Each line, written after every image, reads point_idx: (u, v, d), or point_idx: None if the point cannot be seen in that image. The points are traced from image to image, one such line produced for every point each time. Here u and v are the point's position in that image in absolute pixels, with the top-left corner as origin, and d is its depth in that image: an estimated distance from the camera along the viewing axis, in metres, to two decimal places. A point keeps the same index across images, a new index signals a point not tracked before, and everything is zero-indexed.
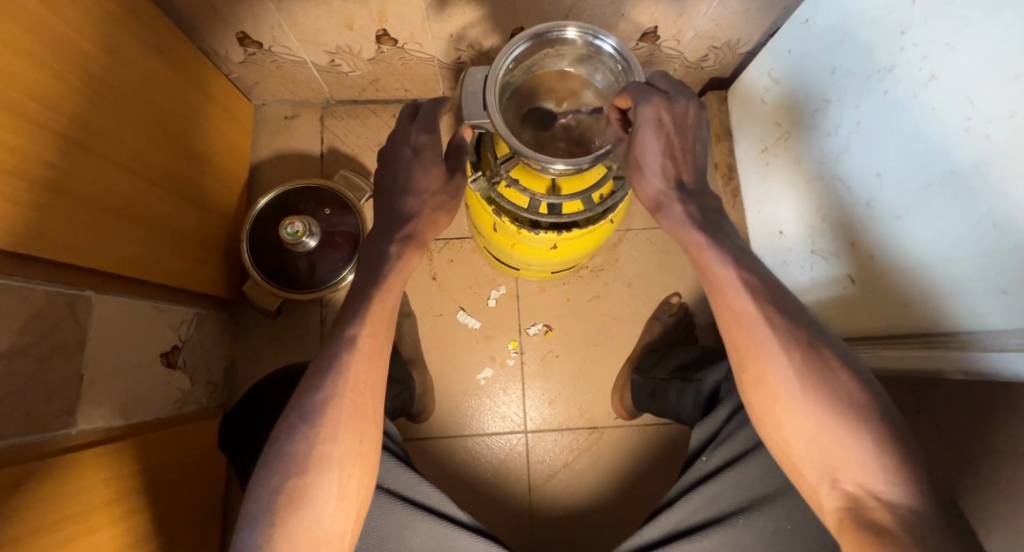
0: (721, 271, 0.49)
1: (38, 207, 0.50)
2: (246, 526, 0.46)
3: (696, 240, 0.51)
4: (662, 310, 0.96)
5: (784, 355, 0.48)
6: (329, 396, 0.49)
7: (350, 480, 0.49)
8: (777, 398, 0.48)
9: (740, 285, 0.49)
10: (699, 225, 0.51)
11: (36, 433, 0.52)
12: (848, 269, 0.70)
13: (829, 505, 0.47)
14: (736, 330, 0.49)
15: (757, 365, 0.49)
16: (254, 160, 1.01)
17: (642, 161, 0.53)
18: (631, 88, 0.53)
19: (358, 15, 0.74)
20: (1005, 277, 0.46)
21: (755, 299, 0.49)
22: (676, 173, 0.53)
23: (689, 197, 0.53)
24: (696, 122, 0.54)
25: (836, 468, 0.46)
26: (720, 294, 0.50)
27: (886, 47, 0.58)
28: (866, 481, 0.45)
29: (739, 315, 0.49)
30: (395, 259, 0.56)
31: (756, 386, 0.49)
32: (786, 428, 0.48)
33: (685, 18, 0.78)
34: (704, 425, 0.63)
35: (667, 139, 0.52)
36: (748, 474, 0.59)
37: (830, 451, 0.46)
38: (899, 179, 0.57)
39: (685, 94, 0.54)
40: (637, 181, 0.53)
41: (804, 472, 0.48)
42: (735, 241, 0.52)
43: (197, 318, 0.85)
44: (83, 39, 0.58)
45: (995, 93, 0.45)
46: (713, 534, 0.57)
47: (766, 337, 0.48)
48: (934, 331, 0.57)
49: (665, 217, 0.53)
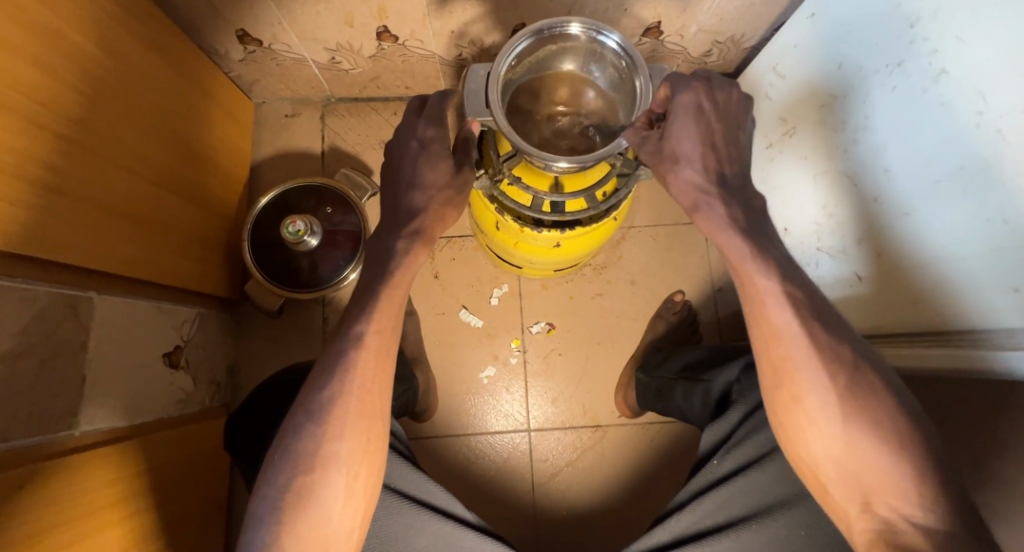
0: (763, 282, 0.48)
1: (38, 209, 0.50)
2: (253, 525, 0.46)
3: (736, 247, 0.49)
4: (665, 308, 0.95)
5: (827, 380, 0.47)
6: (336, 393, 0.49)
7: (357, 478, 0.49)
8: (811, 417, 0.48)
9: (783, 299, 0.47)
10: (741, 228, 0.50)
11: (38, 434, 0.52)
12: (856, 266, 0.69)
13: (858, 526, 0.47)
14: (775, 347, 0.48)
15: (793, 385, 0.48)
16: (256, 159, 1.00)
17: (677, 153, 0.52)
18: (672, 77, 0.53)
19: (359, 11, 0.73)
20: (1017, 275, 0.46)
21: (797, 313, 0.48)
22: (717, 166, 0.52)
23: (730, 194, 0.51)
24: (739, 112, 0.54)
25: (869, 491, 0.46)
26: (759, 307, 0.49)
27: (894, 40, 0.57)
28: (899, 506, 0.44)
29: (779, 331, 0.48)
30: (402, 256, 0.56)
31: (791, 405, 0.49)
32: (818, 450, 0.48)
33: (689, 13, 0.77)
34: (715, 429, 0.62)
35: (707, 128, 0.51)
36: (762, 478, 0.58)
37: (863, 474, 0.46)
38: (908, 175, 0.57)
39: (726, 83, 0.54)
40: (672, 176, 0.52)
41: (833, 494, 0.48)
42: (778, 246, 0.50)
43: (198, 318, 0.85)
44: (80, 38, 0.57)
45: (1006, 87, 0.44)
46: (726, 538, 0.57)
47: (806, 354, 0.47)
48: (946, 330, 0.56)
49: (703, 218, 0.52)
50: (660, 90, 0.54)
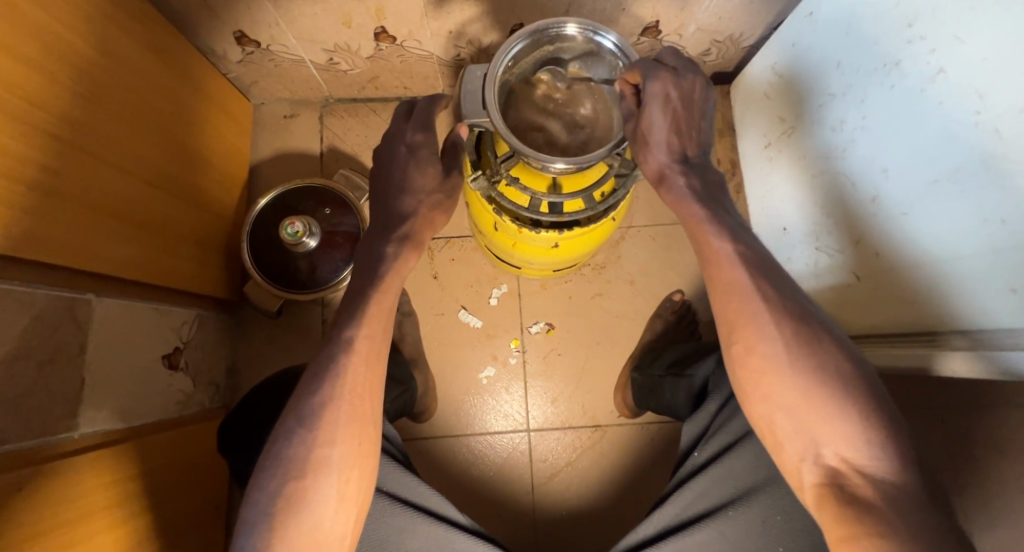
0: (716, 243, 0.51)
1: (34, 210, 0.50)
2: (244, 531, 0.46)
3: (694, 213, 0.53)
4: (663, 307, 0.96)
5: (776, 329, 0.48)
6: (327, 399, 0.49)
7: (349, 483, 0.49)
8: (762, 368, 0.48)
9: (734, 257, 0.50)
10: (700, 199, 0.54)
11: (38, 437, 0.52)
12: (854, 267, 0.69)
13: (809, 482, 0.47)
14: (727, 300, 0.50)
15: (744, 335, 0.49)
16: (253, 160, 1.00)
17: (648, 137, 0.55)
18: (641, 62, 0.55)
19: (356, 12, 0.73)
20: (1015, 275, 0.45)
21: (748, 268, 0.50)
22: (681, 149, 0.56)
23: (693, 170, 0.56)
24: (702, 99, 0.57)
25: (820, 441, 0.46)
26: (714, 265, 0.51)
27: (893, 39, 0.57)
28: (848, 454, 0.44)
29: (731, 283, 0.50)
30: (392, 260, 0.56)
31: (745, 357, 0.50)
32: (771, 400, 0.48)
33: (687, 12, 0.77)
34: (692, 423, 0.63)
35: (674, 114, 0.54)
36: (737, 465, 0.58)
37: (813, 423, 0.46)
38: (905, 175, 0.57)
39: (691, 70, 0.56)
40: (643, 156, 0.55)
41: (786, 447, 0.48)
42: (734, 215, 0.55)
43: (198, 319, 0.85)
44: (76, 39, 0.57)
45: (1005, 85, 0.43)
46: (704, 527, 0.57)
47: (758, 306, 0.48)
48: (935, 329, 0.57)
49: (667, 190, 0.55)
50: (630, 75, 0.55)
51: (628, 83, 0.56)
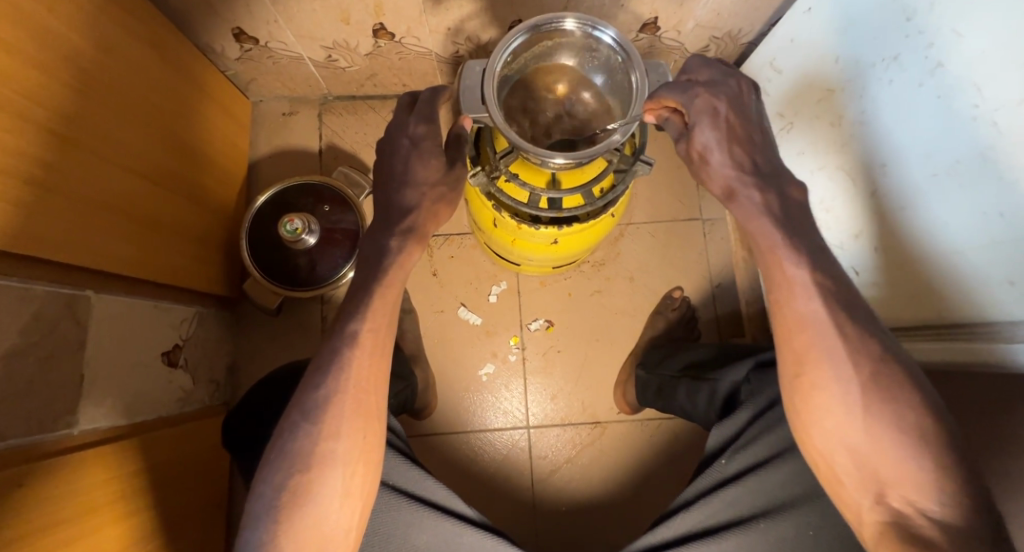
0: (793, 270, 0.48)
1: (35, 208, 0.50)
2: (251, 524, 0.46)
3: (768, 234, 0.50)
4: (664, 305, 0.95)
5: (851, 369, 0.47)
6: (331, 393, 0.49)
7: (354, 477, 0.49)
8: (828, 405, 0.47)
9: (811, 287, 0.48)
10: (779, 220, 0.50)
11: (37, 433, 0.52)
12: (854, 262, 0.70)
13: (869, 519, 0.46)
14: (797, 334, 0.49)
15: (813, 371, 0.48)
16: (253, 157, 1.00)
17: (707, 157, 0.53)
18: (673, 85, 0.54)
19: (355, 9, 0.73)
20: (1015, 268, 0.46)
21: (826, 302, 0.48)
22: (748, 157, 0.53)
23: (766, 182, 0.52)
24: (753, 103, 0.56)
25: (884, 482, 0.45)
26: (787, 294, 0.49)
27: (890, 33, 0.57)
28: (916, 499, 0.44)
29: (803, 318, 0.48)
30: (396, 253, 0.56)
31: (809, 392, 0.49)
32: (834, 438, 0.47)
33: (686, 8, 0.77)
34: (722, 428, 0.62)
35: (728, 125, 0.53)
36: (772, 478, 0.58)
37: (879, 466, 0.45)
38: (904, 169, 0.57)
39: (734, 77, 0.56)
40: (708, 174, 0.54)
41: (846, 485, 0.47)
42: (814, 237, 0.51)
43: (197, 318, 0.85)
44: (74, 36, 0.57)
45: (1002, 80, 0.44)
46: (731, 536, 0.57)
47: (830, 341, 0.47)
48: (943, 322, 0.57)
49: (738, 206, 0.52)
50: (665, 100, 0.54)
51: (661, 106, 0.56)
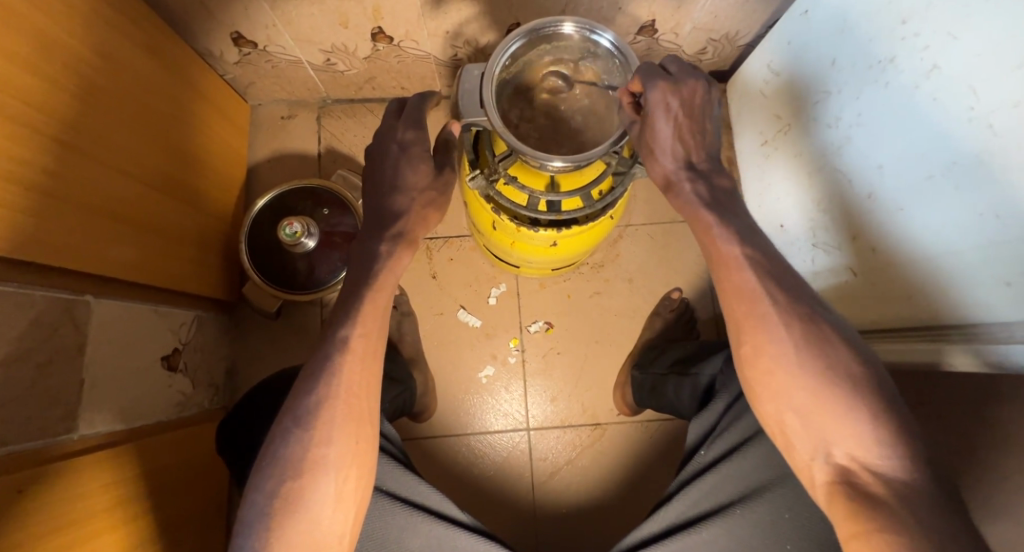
0: (725, 247, 0.50)
1: (35, 213, 0.50)
2: (242, 531, 0.46)
3: (698, 217, 0.52)
4: (662, 306, 0.94)
5: (785, 332, 0.46)
6: (322, 399, 0.49)
7: (347, 481, 0.49)
8: (770, 369, 0.47)
9: (742, 261, 0.49)
10: (708, 204, 0.52)
11: (38, 439, 0.52)
12: (850, 262, 0.70)
13: (821, 480, 0.46)
14: (737, 302, 0.49)
15: (754, 338, 0.48)
16: (252, 161, 1.00)
17: (651, 145, 0.54)
18: (642, 71, 0.54)
19: (353, 13, 0.73)
20: (1010, 269, 0.46)
21: (757, 272, 0.48)
22: (687, 154, 0.54)
23: (699, 176, 0.54)
24: (705, 103, 0.55)
25: (830, 440, 0.45)
26: (723, 268, 0.50)
27: (885, 37, 0.57)
28: (859, 453, 0.43)
29: (740, 287, 0.48)
30: (385, 258, 0.56)
31: (753, 358, 0.49)
32: (781, 401, 0.47)
33: (683, 11, 0.78)
34: (699, 419, 0.63)
35: (676, 123, 0.53)
36: (745, 464, 0.59)
37: (823, 422, 0.45)
38: (900, 171, 0.57)
39: (693, 76, 0.54)
40: (649, 163, 0.55)
41: (797, 447, 0.47)
42: (742, 218, 0.52)
43: (197, 321, 0.85)
44: (74, 42, 0.57)
45: (997, 83, 0.44)
46: (712, 525, 0.57)
47: (766, 308, 0.47)
48: (936, 323, 0.57)
49: (675, 195, 0.54)
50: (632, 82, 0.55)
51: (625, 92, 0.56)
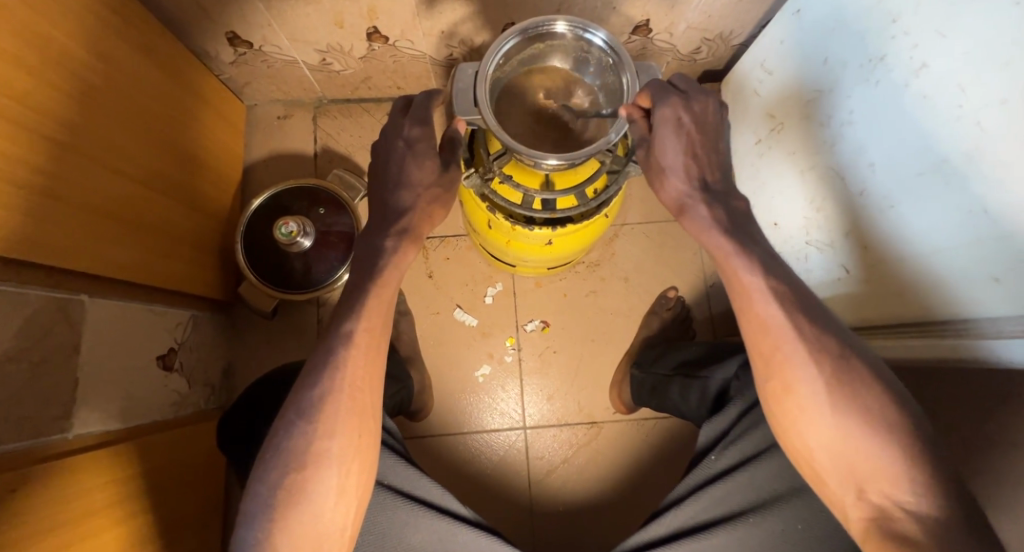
0: (748, 278, 0.49)
1: (31, 214, 0.50)
2: (245, 522, 0.47)
3: (720, 246, 0.50)
4: (660, 304, 0.95)
5: (815, 369, 0.47)
6: (326, 392, 0.49)
7: (349, 475, 0.49)
8: (800, 406, 0.48)
9: (767, 292, 0.48)
10: (727, 230, 0.50)
11: (33, 438, 0.52)
12: (843, 260, 0.70)
13: (854, 516, 0.47)
14: (762, 338, 0.49)
15: (784, 377, 0.48)
16: (249, 161, 1.00)
17: (662, 163, 0.53)
18: (653, 86, 0.55)
19: (348, 13, 0.73)
20: (999, 265, 0.46)
21: (783, 306, 0.48)
22: (700, 174, 0.53)
23: (715, 199, 0.52)
24: (717, 121, 0.55)
25: (862, 479, 0.46)
26: (746, 300, 0.49)
27: (876, 35, 0.58)
28: (892, 493, 0.44)
29: (766, 322, 0.48)
30: (391, 254, 0.55)
31: (781, 395, 0.49)
32: (809, 437, 0.48)
33: (676, 11, 0.78)
34: (713, 424, 0.63)
35: (687, 137, 0.53)
36: (761, 474, 0.59)
37: (855, 461, 0.46)
38: (890, 168, 0.57)
39: (703, 93, 0.55)
40: (660, 184, 0.54)
41: (828, 481, 0.48)
42: (763, 244, 0.51)
43: (192, 321, 0.85)
44: (69, 42, 0.57)
45: (986, 81, 0.44)
46: (723, 532, 0.57)
47: (792, 343, 0.48)
48: (927, 320, 0.58)
49: (689, 219, 0.53)
50: (641, 96, 0.55)
51: (634, 106, 0.56)
